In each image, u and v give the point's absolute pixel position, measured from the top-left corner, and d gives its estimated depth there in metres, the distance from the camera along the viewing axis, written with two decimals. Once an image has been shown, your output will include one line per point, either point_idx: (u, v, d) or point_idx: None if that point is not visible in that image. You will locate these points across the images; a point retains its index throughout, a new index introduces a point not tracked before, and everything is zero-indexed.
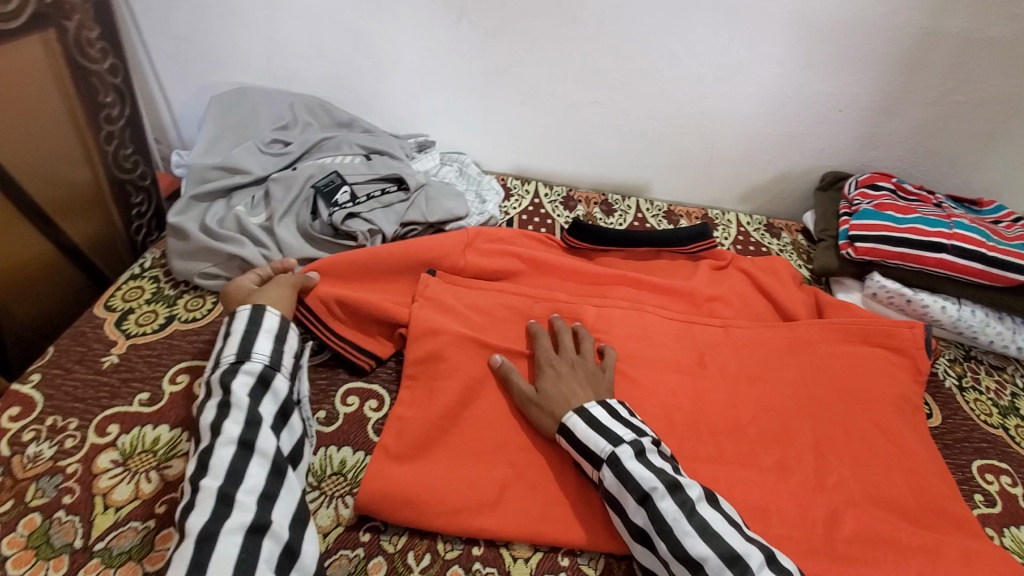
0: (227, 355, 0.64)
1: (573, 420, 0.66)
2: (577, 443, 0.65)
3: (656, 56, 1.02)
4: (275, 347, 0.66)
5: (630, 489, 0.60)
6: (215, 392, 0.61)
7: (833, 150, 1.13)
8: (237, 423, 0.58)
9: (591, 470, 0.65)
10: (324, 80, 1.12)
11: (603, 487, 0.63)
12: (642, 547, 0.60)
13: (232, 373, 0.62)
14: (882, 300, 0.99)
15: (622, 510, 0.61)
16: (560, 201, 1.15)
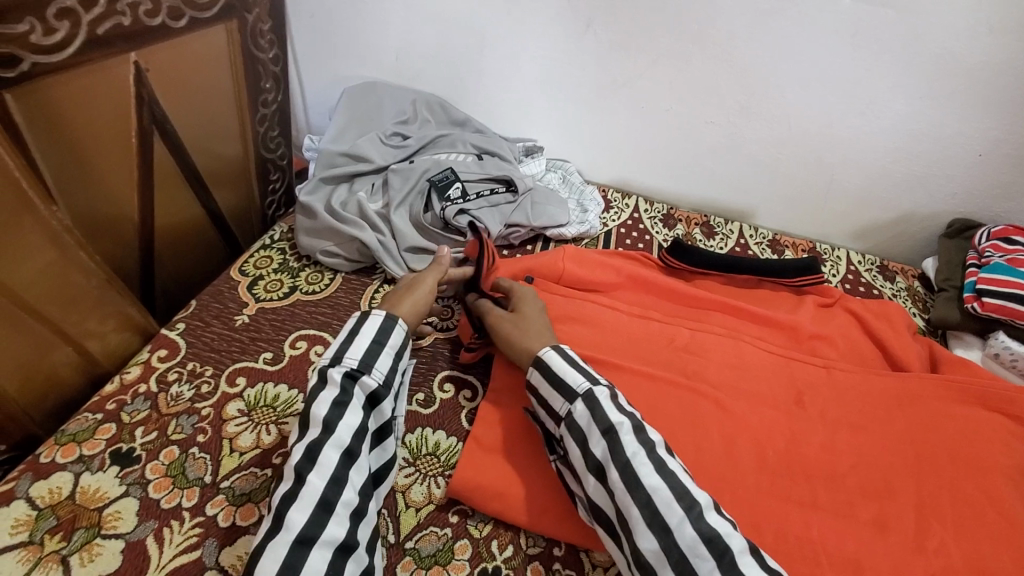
0: (351, 358, 0.64)
1: (551, 354, 0.69)
2: (551, 373, 0.68)
3: (784, 81, 0.99)
4: (367, 348, 0.66)
5: (597, 422, 0.63)
6: (331, 390, 0.61)
7: (966, 196, 1.05)
8: (352, 431, 0.60)
9: (559, 403, 0.67)
10: (447, 81, 1.17)
11: (571, 419, 0.65)
12: (593, 478, 0.61)
13: (353, 381, 0.63)
14: (1006, 363, 0.90)
15: (584, 441, 0.62)
16: (660, 218, 1.14)
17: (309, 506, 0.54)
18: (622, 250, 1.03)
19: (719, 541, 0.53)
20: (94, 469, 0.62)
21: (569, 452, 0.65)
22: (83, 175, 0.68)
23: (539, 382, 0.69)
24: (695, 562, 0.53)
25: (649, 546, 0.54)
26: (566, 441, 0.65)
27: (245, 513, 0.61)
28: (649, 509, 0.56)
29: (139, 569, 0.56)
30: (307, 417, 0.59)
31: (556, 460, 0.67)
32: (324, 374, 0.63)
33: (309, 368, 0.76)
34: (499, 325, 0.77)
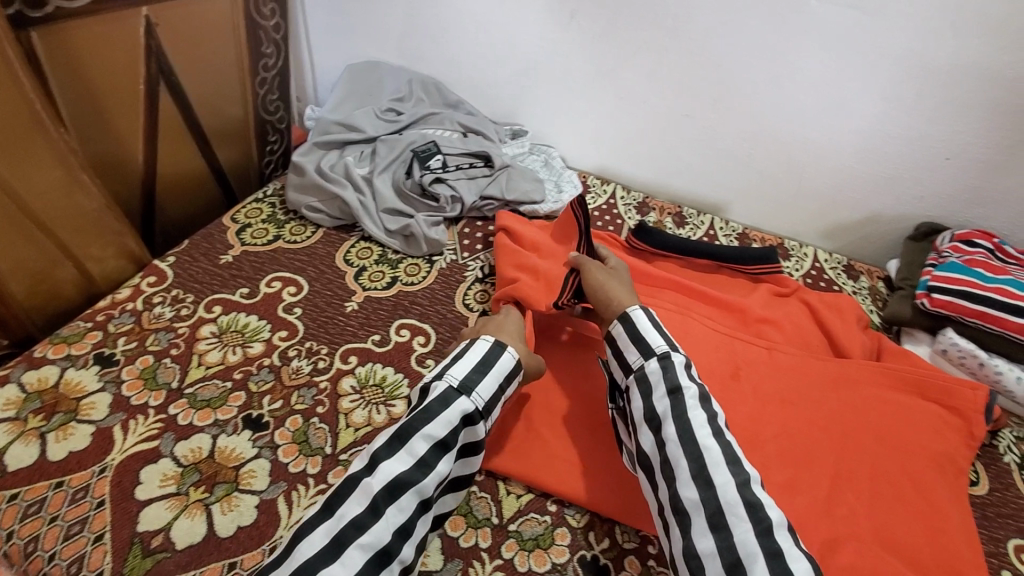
0: (478, 397, 0.65)
1: (639, 314, 0.74)
2: (634, 330, 0.73)
3: (756, 77, 1.04)
4: (494, 391, 0.67)
5: (666, 381, 0.67)
6: (444, 426, 0.62)
7: (934, 199, 1.06)
8: (437, 478, 0.60)
9: (635, 357, 0.71)
10: (444, 64, 1.25)
11: (641, 373, 0.69)
12: (647, 428, 0.66)
13: (462, 423, 0.64)
14: (953, 359, 0.92)
15: (649, 393, 0.67)
16: (634, 205, 1.19)
17: (370, 552, 0.54)
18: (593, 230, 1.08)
19: (760, 509, 0.57)
20: (78, 366, 0.71)
21: (631, 403, 0.70)
22: (95, 113, 0.79)
23: (620, 334, 0.74)
24: (731, 519, 0.57)
25: (689, 494, 0.60)
26: (631, 391, 0.70)
27: (202, 415, 0.69)
28: (699, 464, 0.61)
29: (105, 451, 0.64)
30: (410, 440, 0.60)
31: (616, 410, 0.73)
32: (449, 400, 0.63)
33: (279, 305, 0.84)
34: (592, 275, 0.83)
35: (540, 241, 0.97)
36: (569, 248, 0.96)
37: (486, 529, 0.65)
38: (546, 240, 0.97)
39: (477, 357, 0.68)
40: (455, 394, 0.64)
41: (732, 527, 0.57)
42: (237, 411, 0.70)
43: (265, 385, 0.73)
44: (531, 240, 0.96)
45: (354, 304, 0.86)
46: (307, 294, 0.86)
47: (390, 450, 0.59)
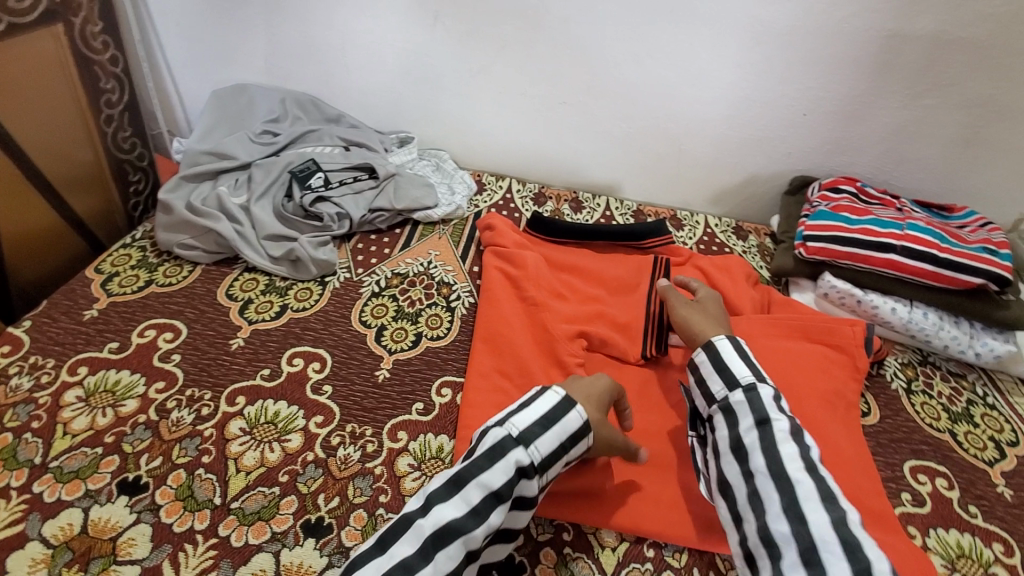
0: (535, 451, 0.61)
1: (725, 344, 0.75)
2: (719, 360, 0.74)
3: (620, 57, 1.06)
4: (556, 447, 0.62)
5: (754, 412, 0.67)
6: (499, 475, 0.58)
7: (802, 154, 1.11)
8: (487, 530, 0.57)
9: (719, 386, 0.72)
10: (317, 79, 1.21)
11: (726, 403, 0.70)
12: (732, 457, 0.66)
13: (519, 475, 0.59)
14: (835, 301, 0.94)
15: (736, 423, 0.68)
16: (531, 196, 1.19)
17: None
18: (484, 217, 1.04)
19: (858, 549, 0.54)
20: None
21: (715, 432, 0.70)
22: None
23: (704, 362, 0.75)
24: (825, 555, 0.55)
25: (780, 528, 0.58)
26: (714, 421, 0.71)
27: (71, 488, 0.63)
28: (789, 497, 0.60)
29: None
30: (464, 487, 0.58)
31: (696, 437, 0.74)
32: (503, 450, 0.60)
33: (155, 354, 0.78)
34: (677, 310, 0.84)
35: (605, 275, 0.96)
36: (645, 281, 0.95)
37: None
38: (602, 270, 0.97)
39: (543, 410, 0.64)
40: (511, 443, 0.60)
41: (828, 565, 0.54)
42: (111, 478, 0.65)
43: (141, 444, 0.68)
44: (599, 277, 0.96)
45: (239, 340, 0.82)
46: (186, 339, 0.81)
47: (445, 493, 0.58)
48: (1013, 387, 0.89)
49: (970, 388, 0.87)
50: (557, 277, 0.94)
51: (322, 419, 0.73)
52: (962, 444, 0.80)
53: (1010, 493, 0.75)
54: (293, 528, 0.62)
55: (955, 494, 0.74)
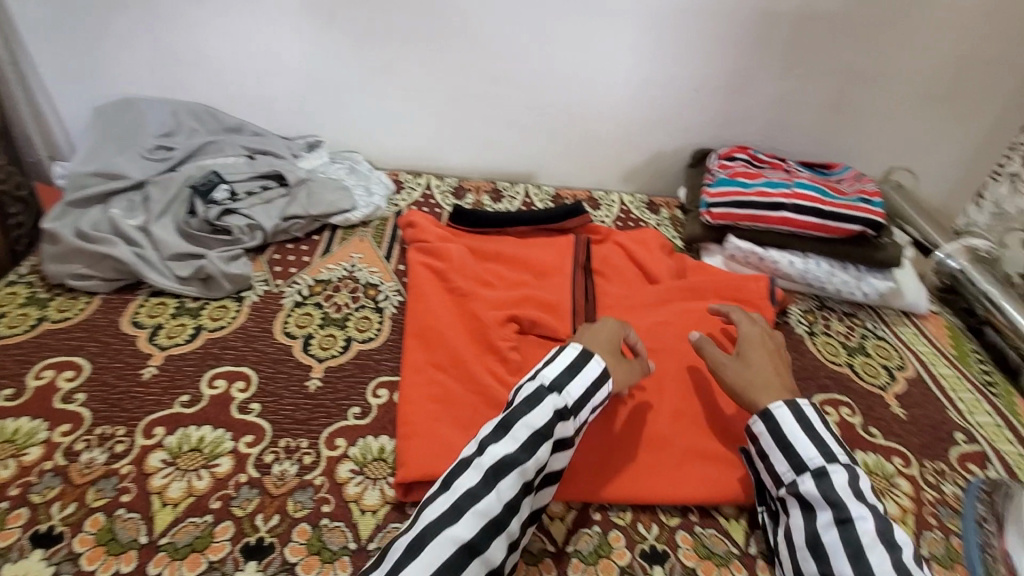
0: (568, 395, 0.66)
1: (784, 412, 0.67)
2: (780, 434, 0.66)
3: (521, 46, 1.08)
4: (585, 391, 0.67)
5: (832, 505, 0.60)
6: (541, 416, 0.63)
7: (700, 128, 1.18)
8: (538, 464, 0.61)
9: (784, 468, 0.65)
10: (212, 87, 1.15)
11: (796, 490, 0.63)
12: (810, 557, 0.59)
13: (559, 415, 0.64)
14: (741, 260, 1.02)
15: (813, 516, 0.61)
16: (450, 191, 1.19)
17: None
18: (405, 216, 1.04)
19: None
20: None
21: (789, 521, 0.63)
22: None
23: (762, 434, 0.67)
24: None
25: None
26: (785, 505, 0.64)
27: None
28: None
29: None
30: (513, 427, 0.62)
31: (765, 511, 0.67)
32: (540, 395, 0.65)
33: (56, 396, 0.72)
34: (724, 368, 0.74)
35: (529, 260, 0.98)
36: (567, 263, 0.99)
37: (343, 558, 0.60)
38: (526, 256, 0.99)
39: (567, 362, 0.69)
40: (545, 391, 0.65)
41: None
42: (20, 533, 0.59)
43: (51, 492, 0.63)
44: (524, 262, 0.98)
45: (152, 369, 0.76)
46: (91, 375, 0.75)
47: (496, 437, 0.62)
48: (897, 319, 0.99)
49: (862, 324, 0.98)
50: (483, 266, 0.95)
51: (252, 439, 0.70)
52: (859, 373, 0.89)
53: (903, 411, 0.84)
54: (233, 554, 0.60)
55: (858, 419, 0.82)
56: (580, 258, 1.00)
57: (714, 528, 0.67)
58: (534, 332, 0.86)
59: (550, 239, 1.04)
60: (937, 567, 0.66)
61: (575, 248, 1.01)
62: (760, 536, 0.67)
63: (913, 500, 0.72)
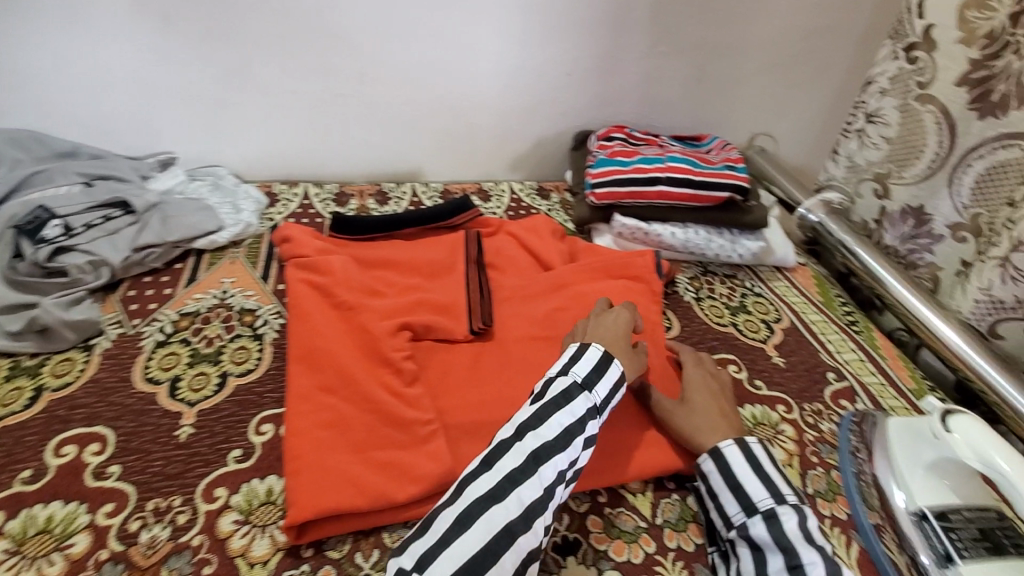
0: (597, 393, 0.68)
1: (733, 452, 0.65)
2: (729, 474, 0.63)
3: (384, 40, 1.04)
4: (611, 390, 0.70)
5: (783, 550, 0.57)
6: (571, 415, 0.65)
7: (578, 110, 1.20)
8: (570, 458, 0.63)
9: (735, 510, 0.61)
10: (31, 108, 1.00)
11: (747, 535, 0.59)
12: None
13: (590, 413, 0.66)
14: (628, 237, 1.04)
15: (763, 563, 0.57)
16: (332, 198, 1.12)
17: None
18: (279, 229, 0.96)
19: None
20: None
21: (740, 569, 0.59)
22: None
23: (712, 473, 0.65)
24: None
25: None
26: (737, 553, 0.60)
27: None
28: None
29: None
30: (545, 424, 0.63)
31: (717, 552, 0.63)
32: (572, 394, 0.66)
33: None
34: (670, 410, 0.72)
35: (419, 261, 0.95)
36: (459, 258, 0.96)
37: None
38: (415, 258, 0.95)
39: (595, 359, 0.71)
40: (578, 389, 0.67)
41: None
42: None
43: None
44: (414, 265, 0.94)
45: None
46: None
47: (526, 433, 0.63)
48: (771, 274, 1.07)
49: (742, 284, 1.04)
50: (369, 275, 0.90)
51: (113, 507, 0.61)
52: (742, 330, 0.95)
53: (782, 360, 0.90)
54: None
55: (744, 374, 0.87)
56: (473, 251, 0.98)
57: (623, 506, 0.68)
58: (429, 336, 0.83)
59: (440, 237, 1.01)
60: (821, 502, 0.71)
61: (467, 242, 0.99)
62: (666, 506, 0.68)
63: (797, 443, 0.78)
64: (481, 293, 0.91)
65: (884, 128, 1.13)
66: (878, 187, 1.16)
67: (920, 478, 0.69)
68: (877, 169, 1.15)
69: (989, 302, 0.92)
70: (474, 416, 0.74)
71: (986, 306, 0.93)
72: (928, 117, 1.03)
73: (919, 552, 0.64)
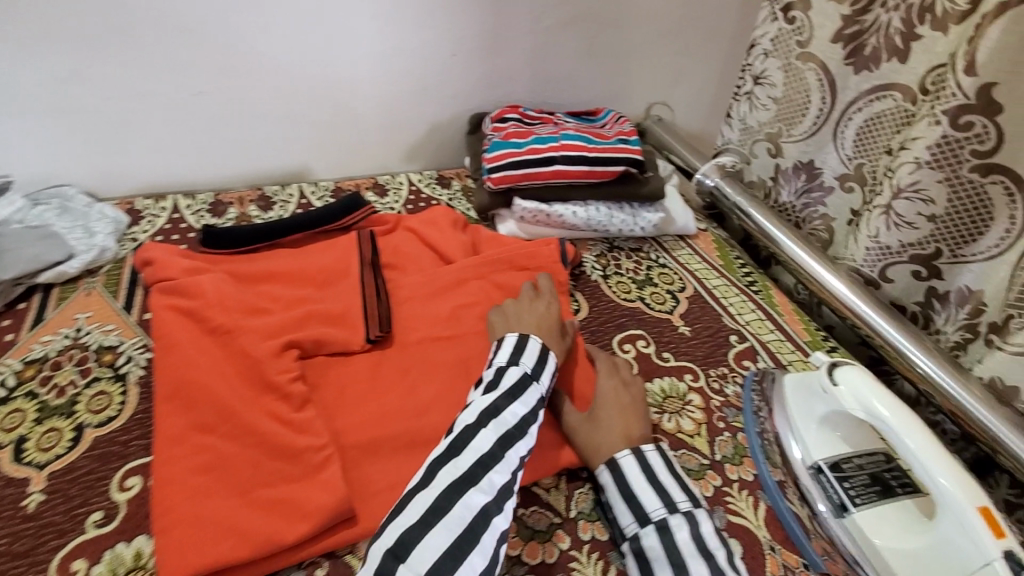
0: (542, 383, 0.72)
1: (629, 462, 0.64)
2: (625, 485, 0.63)
3: (242, 31, 0.94)
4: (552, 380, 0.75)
5: (671, 560, 0.56)
6: (523, 404, 0.68)
7: (469, 92, 1.14)
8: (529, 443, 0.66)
9: (628, 522, 0.61)
10: None
11: (638, 546, 0.59)
12: None
13: (538, 403, 0.70)
14: (531, 221, 1.01)
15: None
16: (206, 209, 1.01)
17: None
18: (142, 249, 0.85)
19: None
20: None
21: None
22: None
23: (608, 484, 0.64)
24: None
25: None
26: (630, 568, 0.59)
27: None
28: None
29: None
30: (502, 413, 0.65)
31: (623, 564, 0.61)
32: (525, 384, 0.70)
33: None
34: (576, 427, 0.70)
35: (307, 269, 0.87)
36: (350, 262, 0.89)
37: None
38: (303, 266, 0.87)
39: (535, 349, 0.75)
40: (530, 379, 0.71)
41: None
42: None
43: None
44: (301, 273, 0.86)
45: None
46: None
47: (483, 423, 0.64)
48: (674, 243, 1.08)
49: (647, 257, 1.04)
50: (246, 290, 0.81)
51: None
52: (650, 303, 0.95)
53: (688, 329, 0.91)
54: None
55: (652, 348, 0.87)
56: (368, 252, 0.91)
57: (536, 504, 0.66)
58: (321, 352, 0.76)
59: (331, 241, 0.93)
60: (728, 467, 0.73)
61: (360, 244, 0.92)
62: (579, 496, 0.67)
63: (704, 411, 0.79)
64: (379, 296, 0.85)
65: (770, 89, 1.14)
66: (771, 146, 1.18)
67: (815, 432, 0.71)
68: (768, 128, 1.17)
69: (879, 248, 0.96)
70: (372, 433, 0.69)
71: (876, 253, 0.97)
72: (810, 75, 1.05)
73: (818, 502, 0.67)
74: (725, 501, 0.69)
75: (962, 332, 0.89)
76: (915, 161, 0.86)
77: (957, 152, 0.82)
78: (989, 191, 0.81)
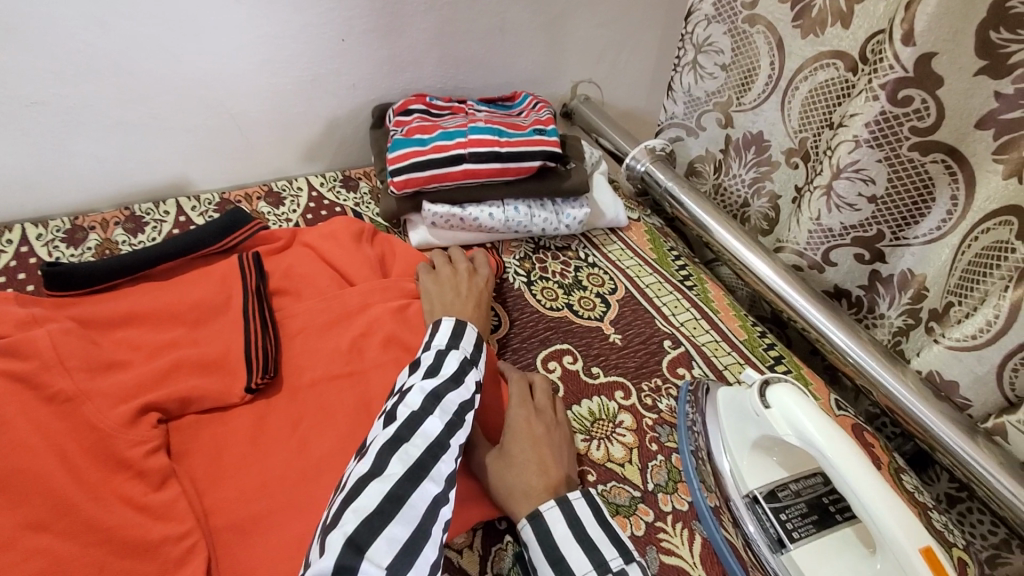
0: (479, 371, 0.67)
1: (555, 514, 0.58)
2: (550, 543, 0.56)
3: (71, 26, 0.78)
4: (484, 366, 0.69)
5: None
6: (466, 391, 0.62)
7: (366, 82, 1.01)
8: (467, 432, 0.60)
9: None
10: None
11: None
12: None
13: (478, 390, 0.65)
14: (445, 226, 0.91)
15: None
16: (61, 237, 0.87)
17: None
18: None
19: None
20: None
21: None
22: None
23: (530, 540, 0.57)
24: None
25: None
26: None
27: None
28: None
29: None
30: (444, 399, 0.60)
31: None
32: (466, 370, 0.64)
33: None
34: (490, 473, 0.62)
35: (175, 304, 0.73)
36: (229, 293, 0.76)
37: None
38: (170, 300, 0.74)
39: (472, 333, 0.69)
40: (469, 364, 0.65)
41: None
42: None
43: None
44: (167, 310, 0.73)
45: None
46: None
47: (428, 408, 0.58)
48: (605, 238, 1.00)
49: (575, 255, 0.96)
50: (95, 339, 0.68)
51: None
52: (577, 310, 0.87)
53: (619, 337, 0.83)
54: None
55: (579, 364, 0.79)
56: (252, 276, 0.78)
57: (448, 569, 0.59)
58: (191, 410, 0.66)
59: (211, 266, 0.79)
60: (662, 496, 0.66)
61: (243, 268, 0.78)
62: (497, 554, 0.61)
63: (636, 433, 0.72)
64: (266, 332, 0.73)
65: (717, 56, 1.03)
66: (721, 116, 1.07)
67: (747, 455, 0.65)
68: (717, 98, 1.06)
69: (821, 232, 0.88)
70: (252, 505, 0.61)
71: (819, 236, 0.89)
72: (759, 38, 0.95)
73: (748, 524, 0.63)
74: (659, 539, 0.62)
75: (904, 317, 0.84)
76: (854, 140, 0.78)
77: (897, 129, 0.75)
78: (930, 170, 0.74)
